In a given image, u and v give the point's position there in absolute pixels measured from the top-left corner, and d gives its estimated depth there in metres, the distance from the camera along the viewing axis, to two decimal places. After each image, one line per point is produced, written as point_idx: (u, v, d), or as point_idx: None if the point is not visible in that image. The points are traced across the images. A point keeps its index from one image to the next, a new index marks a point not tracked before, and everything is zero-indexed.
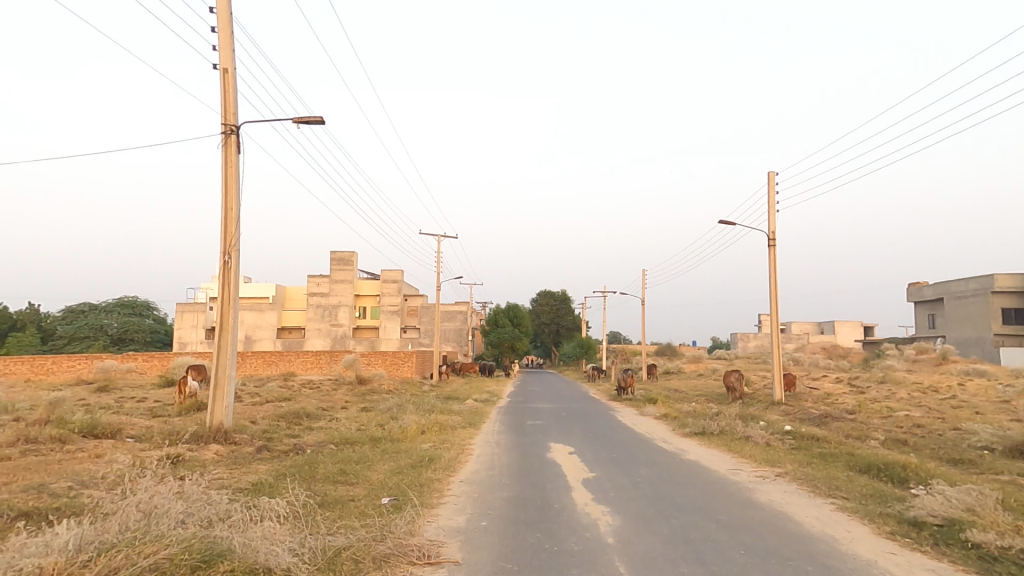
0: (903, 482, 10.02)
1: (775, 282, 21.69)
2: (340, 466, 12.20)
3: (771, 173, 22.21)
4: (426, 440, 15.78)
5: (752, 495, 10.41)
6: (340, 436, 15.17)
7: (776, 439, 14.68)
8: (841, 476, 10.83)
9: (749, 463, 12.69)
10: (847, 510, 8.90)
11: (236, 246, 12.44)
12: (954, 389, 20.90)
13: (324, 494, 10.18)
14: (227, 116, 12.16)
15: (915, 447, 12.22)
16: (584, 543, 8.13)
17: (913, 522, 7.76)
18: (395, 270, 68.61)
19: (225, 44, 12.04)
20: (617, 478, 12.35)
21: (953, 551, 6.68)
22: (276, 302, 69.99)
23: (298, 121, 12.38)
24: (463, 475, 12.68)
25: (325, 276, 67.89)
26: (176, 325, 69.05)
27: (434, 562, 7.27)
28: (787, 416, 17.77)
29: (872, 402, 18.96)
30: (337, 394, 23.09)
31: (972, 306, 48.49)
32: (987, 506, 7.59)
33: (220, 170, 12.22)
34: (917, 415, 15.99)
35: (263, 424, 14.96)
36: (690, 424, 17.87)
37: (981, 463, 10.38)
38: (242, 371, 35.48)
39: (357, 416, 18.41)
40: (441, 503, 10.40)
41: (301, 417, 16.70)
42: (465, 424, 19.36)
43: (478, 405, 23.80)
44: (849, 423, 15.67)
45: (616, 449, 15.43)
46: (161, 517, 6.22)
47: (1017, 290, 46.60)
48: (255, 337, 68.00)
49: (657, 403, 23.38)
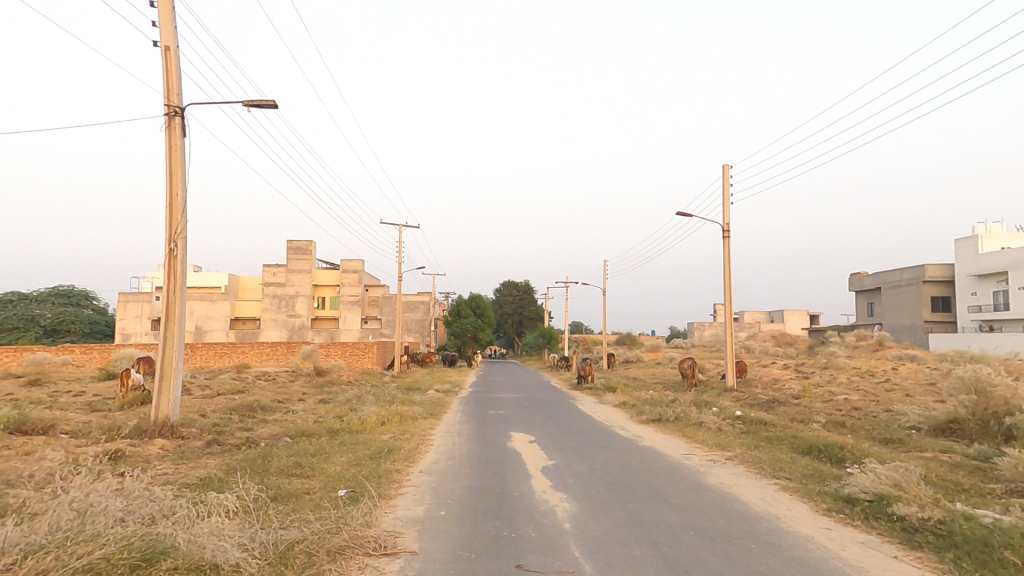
0: (840, 462, 10.57)
1: (729, 272, 22.35)
2: (295, 459, 11.95)
3: (727, 166, 22.71)
4: (386, 431, 15.65)
5: (703, 477, 10.83)
6: (296, 428, 14.85)
7: (728, 425, 15.24)
8: (785, 457, 11.37)
9: (702, 448, 13.17)
10: (789, 489, 9.37)
11: (182, 234, 11.91)
12: (889, 373, 22.28)
13: (278, 488, 9.98)
14: (170, 96, 11.57)
15: (852, 428, 12.91)
16: (541, 530, 8.28)
17: (847, 499, 8.23)
18: (355, 260, 67.34)
19: (166, 21, 11.44)
20: (576, 465, 12.61)
21: (880, 525, 7.09)
22: (228, 292, 67.84)
23: (248, 104, 11.89)
24: (422, 466, 12.67)
25: (281, 266, 66.23)
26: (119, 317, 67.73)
27: (391, 553, 7.25)
28: (738, 401, 18.53)
29: (815, 387, 19.94)
30: (293, 386, 22.48)
31: (907, 295, 51.29)
32: (912, 481, 8.04)
33: (164, 152, 11.62)
34: (856, 398, 16.81)
35: (214, 417, 14.49)
36: (647, 411, 18.42)
37: (910, 442, 11.02)
38: (191, 364, 34.10)
39: (315, 408, 18.04)
40: (400, 494, 10.36)
41: (254, 409, 16.23)
42: (426, 414, 19.30)
43: (439, 395, 23.74)
44: (794, 407, 16.45)
45: (575, 437, 15.73)
46: (97, 515, 5.98)
47: (946, 280, 49.78)
48: (206, 328, 65.69)
49: (616, 391, 23.97)
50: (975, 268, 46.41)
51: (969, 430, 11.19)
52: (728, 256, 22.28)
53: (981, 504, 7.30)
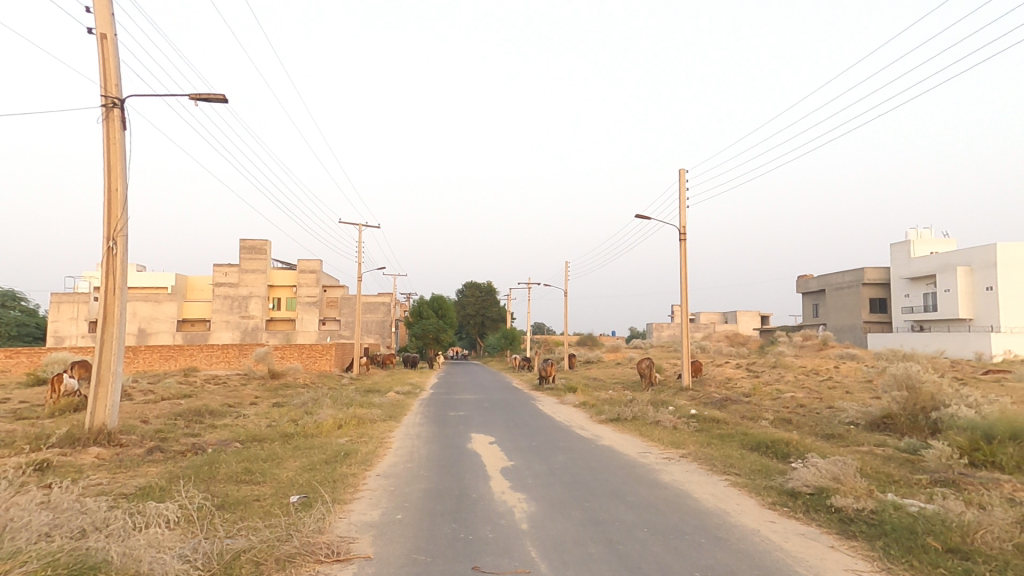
0: (785, 457, 10.99)
1: (685, 274, 22.93)
2: (245, 465, 11.53)
3: (683, 171, 23.31)
4: (343, 434, 15.29)
5: (658, 475, 11.06)
6: (246, 433, 14.32)
7: (682, 423, 15.63)
8: (735, 454, 11.74)
9: (657, 446, 13.43)
10: (738, 485, 9.68)
11: (122, 232, 11.33)
12: (831, 371, 23.38)
13: (225, 495, 9.60)
14: (107, 87, 10.99)
15: (797, 425, 13.45)
16: (498, 531, 8.26)
17: (790, 493, 8.56)
18: (313, 260, 65.58)
19: (102, 7, 10.86)
20: (535, 465, 12.66)
21: (820, 516, 7.41)
22: (175, 293, 65.06)
23: (194, 97, 11.40)
24: (379, 469, 12.45)
25: (234, 266, 64.07)
26: (50, 317, 63.80)
27: (344, 559, 7.08)
28: (693, 400, 19.04)
29: (765, 385, 20.72)
30: (245, 390, 21.69)
31: (848, 296, 53.99)
32: (849, 474, 8.44)
33: (101, 146, 11.03)
34: (802, 396, 17.52)
35: (157, 423, 13.82)
36: (605, 411, 18.70)
37: (849, 437, 11.56)
38: (133, 367, 32.53)
39: (268, 412, 17.46)
40: (355, 498, 10.15)
41: (202, 414, 15.59)
42: (385, 416, 18.98)
43: (399, 397, 23.41)
44: (744, 405, 17.02)
45: (535, 438, 15.80)
46: (19, 530, 5.60)
47: (883, 282, 52.71)
48: (151, 330, 62.71)
49: (576, 391, 24.22)
50: (907, 271, 49.32)
51: (901, 424, 11.84)
52: (684, 258, 22.86)
53: (910, 494, 7.73)
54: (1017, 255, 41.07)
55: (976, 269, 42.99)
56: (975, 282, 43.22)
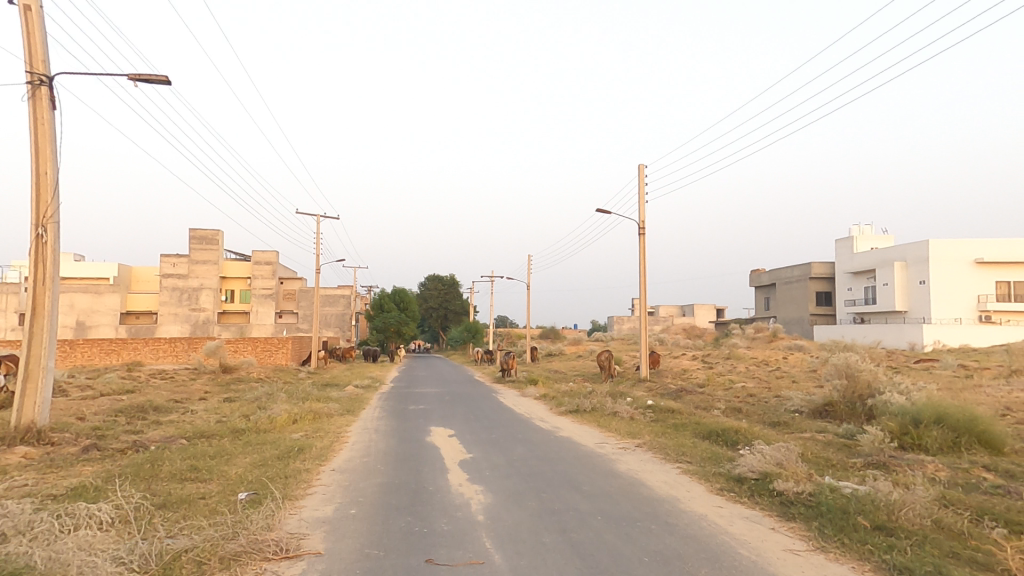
0: (734, 445, 11.34)
1: (644, 267, 23.30)
2: (190, 462, 11.05)
3: (642, 166, 23.64)
4: (297, 429, 14.88)
5: (613, 464, 11.24)
6: (193, 430, 13.75)
7: (639, 413, 15.92)
8: (688, 442, 12.03)
9: (614, 437, 13.63)
10: (689, 472, 9.91)
11: (53, 219, 10.64)
12: (780, 362, 24.28)
13: (167, 494, 9.17)
14: (33, 63, 10.25)
15: (746, 414, 13.90)
16: (454, 523, 8.20)
17: (737, 478, 8.81)
18: (269, 251, 63.49)
19: None
20: (494, 457, 12.64)
21: (763, 500, 7.66)
22: (118, 284, 62.04)
23: (132, 76, 10.79)
24: (334, 464, 12.17)
25: (183, 256, 61.52)
26: None
27: (292, 556, 6.87)
28: (650, 391, 19.45)
29: (718, 376, 21.36)
30: (194, 385, 20.86)
31: (797, 290, 56.24)
32: (791, 459, 8.76)
33: (28, 127, 10.32)
34: (751, 386, 18.14)
35: (94, 420, 13.09)
36: (565, 403, 18.87)
37: (792, 424, 12.02)
38: (70, 362, 30.91)
39: (218, 407, 16.84)
40: (307, 494, 9.89)
41: (145, 410, 14.90)
42: (343, 411, 18.59)
43: (358, 391, 23.01)
44: (699, 395, 17.50)
45: (495, 430, 15.78)
46: None
47: (829, 276, 55.12)
48: (91, 323, 59.56)
49: (537, 384, 24.39)
50: (850, 265, 51.69)
51: (840, 411, 12.39)
52: (643, 251, 23.20)
53: (845, 477, 8.09)
54: (947, 250, 43.48)
55: (911, 264, 45.28)
56: (910, 276, 45.57)
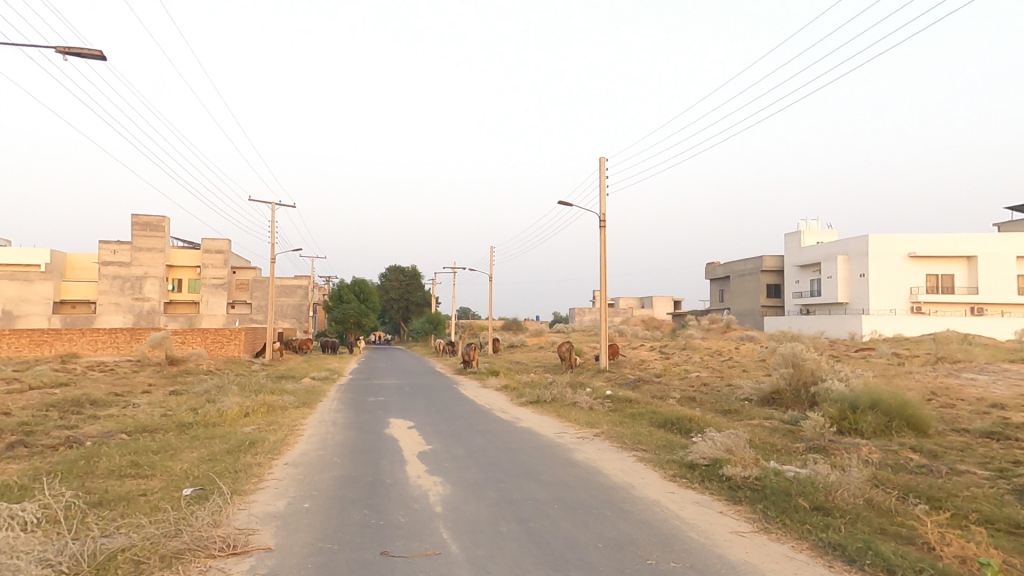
0: (688, 433, 11.63)
1: (603, 259, 23.60)
2: (131, 458, 10.50)
3: (603, 159, 23.85)
4: (249, 423, 14.37)
5: (572, 453, 11.36)
6: (136, 424, 13.09)
7: (598, 403, 16.16)
8: (644, 431, 12.27)
9: (573, 426, 13.78)
10: (645, 460, 10.10)
11: None
12: (732, 352, 25.15)
13: (104, 492, 8.68)
14: None
15: (699, 402, 14.29)
16: (411, 515, 8.09)
17: (689, 465, 9.04)
18: (221, 239, 60.93)
19: None
20: (453, 449, 12.55)
21: (713, 485, 7.88)
22: (51, 272, 58.59)
23: (61, 48, 10.09)
24: (288, 458, 11.81)
25: (125, 243, 58.45)
26: None
27: (240, 552, 6.62)
28: (608, 381, 19.80)
29: (673, 366, 21.93)
30: (136, 377, 19.88)
31: (749, 283, 58.31)
32: (739, 445, 9.05)
33: None
34: (705, 375, 18.70)
35: (22, 415, 12.25)
36: (526, 394, 18.96)
37: (743, 411, 12.42)
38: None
39: (163, 400, 16.10)
40: (258, 489, 9.56)
41: (81, 405, 14.08)
42: (298, 403, 18.09)
43: (314, 383, 22.46)
44: (655, 385, 17.91)
45: (455, 421, 15.69)
46: None
47: (779, 270, 57.38)
48: (21, 312, 55.90)
49: (498, 375, 24.44)
50: (798, 259, 53.93)
51: (787, 399, 12.89)
52: (603, 243, 23.48)
53: (789, 461, 8.42)
54: (884, 245, 45.92)
55: (852, 257, 47.58)
56: (852, 269, 47.91)
